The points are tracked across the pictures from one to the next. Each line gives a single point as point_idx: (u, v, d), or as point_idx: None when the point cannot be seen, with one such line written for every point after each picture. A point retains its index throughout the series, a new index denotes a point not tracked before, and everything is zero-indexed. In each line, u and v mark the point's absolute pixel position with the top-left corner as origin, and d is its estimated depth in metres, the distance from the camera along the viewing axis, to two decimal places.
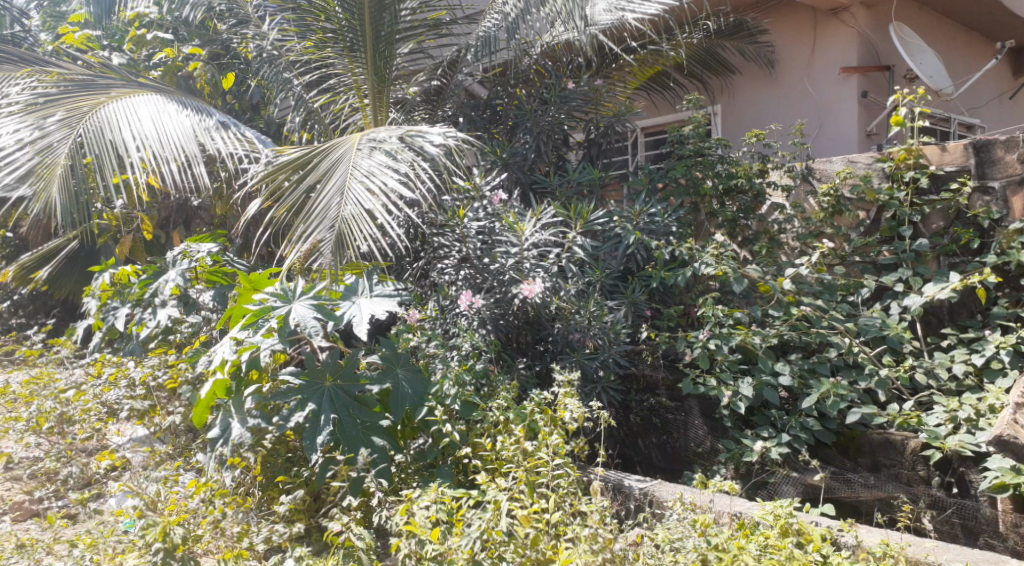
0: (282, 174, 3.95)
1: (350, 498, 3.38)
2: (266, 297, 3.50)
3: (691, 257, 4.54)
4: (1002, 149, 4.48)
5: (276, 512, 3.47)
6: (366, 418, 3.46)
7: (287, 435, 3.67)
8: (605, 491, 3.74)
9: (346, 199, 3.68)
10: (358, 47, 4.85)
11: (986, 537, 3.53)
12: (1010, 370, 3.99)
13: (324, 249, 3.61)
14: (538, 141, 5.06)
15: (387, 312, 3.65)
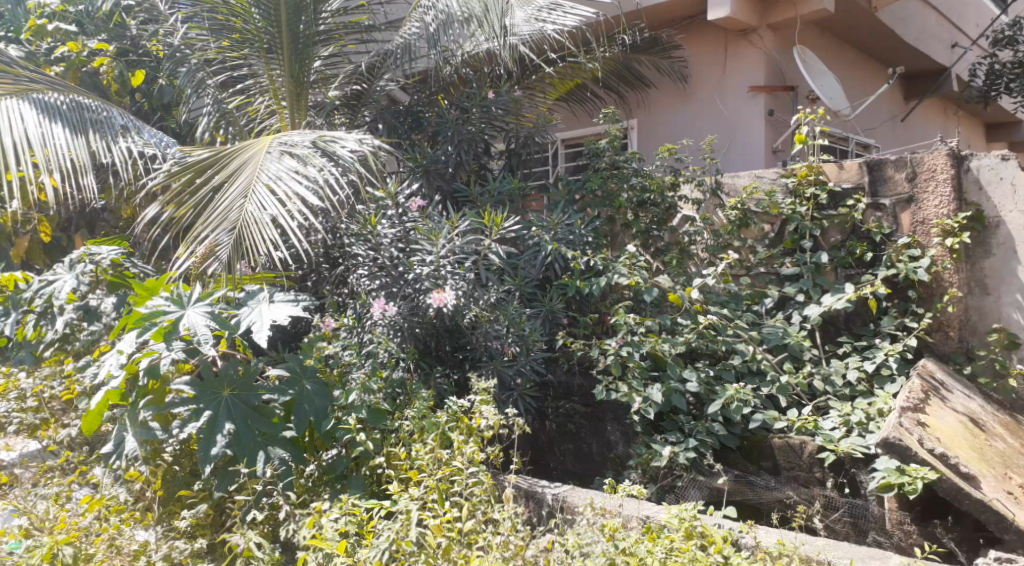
0: (188, 174, 3.88)
1: (253, 512, 3.35)
2: (158, 303, 3.46)
3: (606, 267, 4.67)
4: (892, 168, 4.74)
5: (176, 528, 3.38)
6: (266, 427, 3.42)
7: (191, 446, 3.63)
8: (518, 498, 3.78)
9: (249, 200, 3.67)
10: (276, 49, 4.81)
11: (874, 534, 3.69)
12: (898, 376, 4.29)
13: (221, 252, 3.60)
14: (459, 151, 5.04)
15: (287, 318, 3.61)
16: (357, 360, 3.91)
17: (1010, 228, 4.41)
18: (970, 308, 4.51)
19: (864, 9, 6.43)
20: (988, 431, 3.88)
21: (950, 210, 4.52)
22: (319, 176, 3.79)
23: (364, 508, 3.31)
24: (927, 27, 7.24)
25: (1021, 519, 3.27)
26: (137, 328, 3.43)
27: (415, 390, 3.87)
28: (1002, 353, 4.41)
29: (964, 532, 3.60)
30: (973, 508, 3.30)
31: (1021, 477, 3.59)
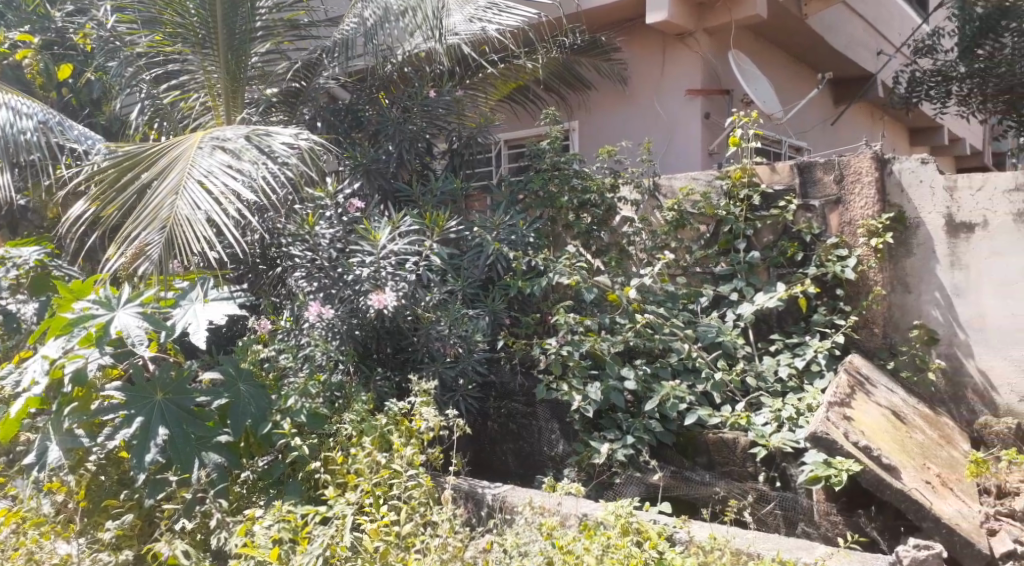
0: (115, 172, 3.85)
1: (184, 521, 3.31)
2: (87, 306, 3.40)
3: (547, 267, 4.73)
4: (821, 171, 4.90)
5: (100, 540, 3.32)
6: (202, 431, 3.37)
7: (119, 455, 3.54)
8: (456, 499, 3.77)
9: (180, 198, 3.61)
10: (210, 44, 4.71)
11: (803, 525, 3.80)
12: (827, 373, 4.43)
13: (152, 253, 3.53)
14: (401, 150, 4.99)
15: (224, 317, 3.60)
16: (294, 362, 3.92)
17: (929, 228, 4.59)
18: (893, 306, 4.69)
19: (796, 16, 6.61)
20: (909, 424, 4.03)
21: (875, 212, 4.68)
22: (254, 170, 3.75)
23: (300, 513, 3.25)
24: (855, 36, 7.50)
25: (938, 507, 3.39)
26: (62, 334, 3.40)
27: (354, 393, 3.85)
28: (923, 348, 4.58)
29: (886, 521, 3.72)
30: (894, 497, 3.38)
31: (939, 467, 3.75)
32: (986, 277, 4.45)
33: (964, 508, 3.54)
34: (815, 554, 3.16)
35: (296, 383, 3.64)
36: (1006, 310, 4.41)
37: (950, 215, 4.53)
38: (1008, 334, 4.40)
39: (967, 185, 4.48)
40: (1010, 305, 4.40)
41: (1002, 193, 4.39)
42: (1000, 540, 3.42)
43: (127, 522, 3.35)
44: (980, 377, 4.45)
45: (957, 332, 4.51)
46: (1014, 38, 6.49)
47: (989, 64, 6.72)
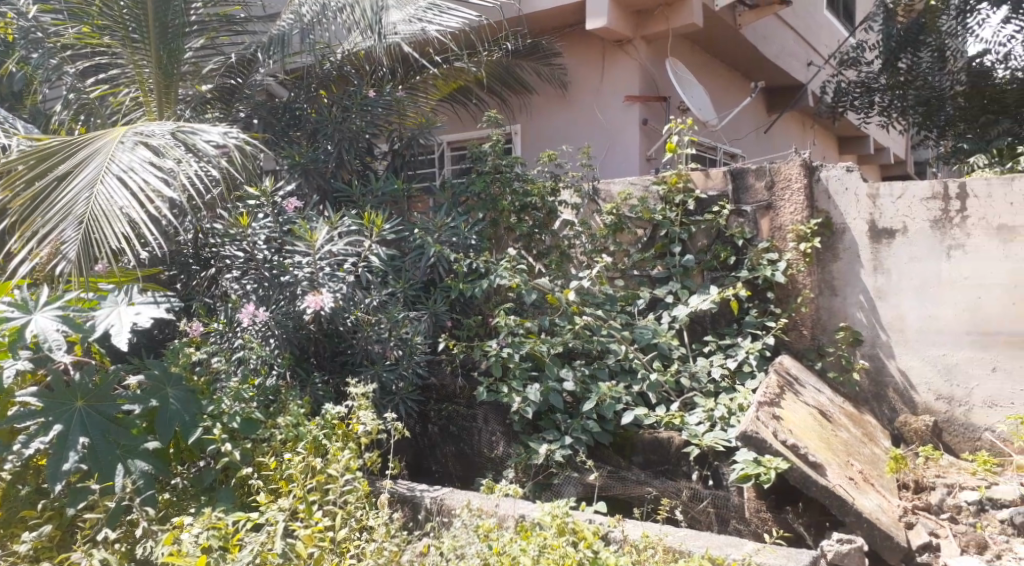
0: (22, 161, 3.63)
1: (106, 531, 3.17)
2: (2, 308, 3.31)
3: (488, 269, 4.75)
4: (753, 177, 5.00)
5: (16, 553, 3.18)
6: (126, 439, 3.30)
7: (36, 463, 3.45)
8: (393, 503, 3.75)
9: (96, 193, 3.55)
10: (142, 38, 4.62)
11: (734, 522, 3.91)
12: (758, 373, 4.56)
13: (68, 251, 3.46)
14: (340, 150, 4.91)
15: (149, 320, 3.58)
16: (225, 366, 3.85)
17: (854, 234, 4.77)
18: (821, 308, 4.84)
19: (730, 24, 6.78)
20: (834, 422, 4.18)
21: (804, 217, 4.82)
22: (175, 168, 3.69)
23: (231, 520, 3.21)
24: (787, 46, 7.73)
25: (859, 502, 3.50)
26: None
27: (290, 398, 3.81)
28: (848, 350, 4.75)
29: (813, 517, 3.82)
30: (820, 494, 3.46)
31: (862, 464, 3.89)
32: (906, 281, 4.64)
33: (884, 502, 3.68)
34: (744, 550, 3.22)
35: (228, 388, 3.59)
36: (924, 313, 4.60)
37: (873, 221, 4.71)
38: (926, 336, 4.59)
39: (888, 192, 4.67)
40: (927, 308, 4.59)
41: (920, 201, 4.59)
42: (916, 533, 3.57)
43: (47, 533, 3.24)
44: (900, 376, 4.64)
45: (879, 334, 4.70)
46: (932, 54, 6.82)
47: (908, 78, 7.03)
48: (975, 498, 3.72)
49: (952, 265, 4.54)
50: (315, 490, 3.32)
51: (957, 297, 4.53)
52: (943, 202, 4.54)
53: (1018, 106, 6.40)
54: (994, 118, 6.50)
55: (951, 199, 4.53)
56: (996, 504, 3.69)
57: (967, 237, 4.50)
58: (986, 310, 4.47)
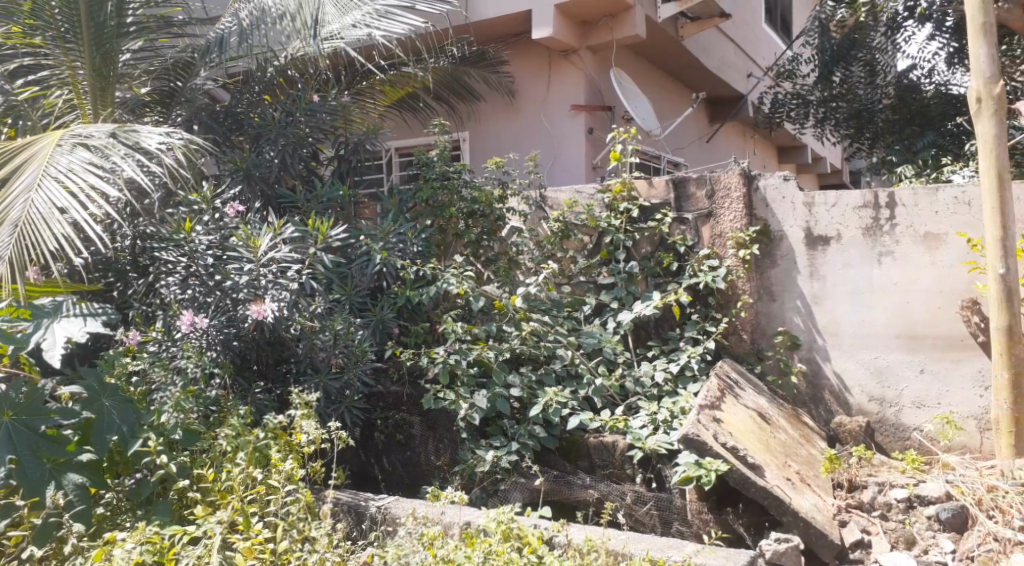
0: None
1: (32, 551, 3.13)
2: None
3: (436, 276, 4.72)
4: (694, 186, 5.11)
5: None
6: (59, 455, 3.15)
7: None
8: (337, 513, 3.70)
9: (35, 197, 3.44)
10: (74, 37, 4.53)
11: (677, 525, 3.95)
12: (699, 377, 4.66)
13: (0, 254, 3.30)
14: (284, 154, 4.84)
15: (84, 334, 3.60)
16: (165, 375, 3.76)
17: (791, 241, 4.90)
18: (760, 313, 4.96)
19: (673, 36, 6.95)
20: (773, 424, 4.28)
21: (742, 225, 4.94)
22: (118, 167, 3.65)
23: (166, 535, 3.14)
24: (727, 59, 7.93)
25: (796, 502, 3.60)
26: None
27: (231, 408, 3.78)
28: (786, 353, 4.88)
29: (752, 517, 3.92)
30: (759, 493, 3.55)
31: (799, 465, 3.99)
32: (840, 286, 4.79)
33: (819, 500, 3.80)
34: (685, 552, 3.28)
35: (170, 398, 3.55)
36: (856, 317, 4.76)
37: (808, 228, 4.85)
38: (858, 340, 4.75)
39: (823, 201, 4.82)
40: (860, 312, 4.75)
41: (852, 209, 4.76)
42: (849, 530, 3.69)
43: None
44: (835, 379, 4.79)
45: (816, 337, 4.84)
46: (863, 68, 7.04)
47: (840, 91, 7.22)
48: (904, 495, 3.81)
49: (882, 271, 4.70)
50: (256, 500, 3.33)
51: (887, 302, 4.69)
52: (874, 210, 4.71)
53: (941, 119, 6.69)
54: (920, 130, 6.75)
55: (881, 208, 4.70)
56: (924, 501, 3.79)
57: (896, 244, 4.67)
58: (914, 315, 4.64)
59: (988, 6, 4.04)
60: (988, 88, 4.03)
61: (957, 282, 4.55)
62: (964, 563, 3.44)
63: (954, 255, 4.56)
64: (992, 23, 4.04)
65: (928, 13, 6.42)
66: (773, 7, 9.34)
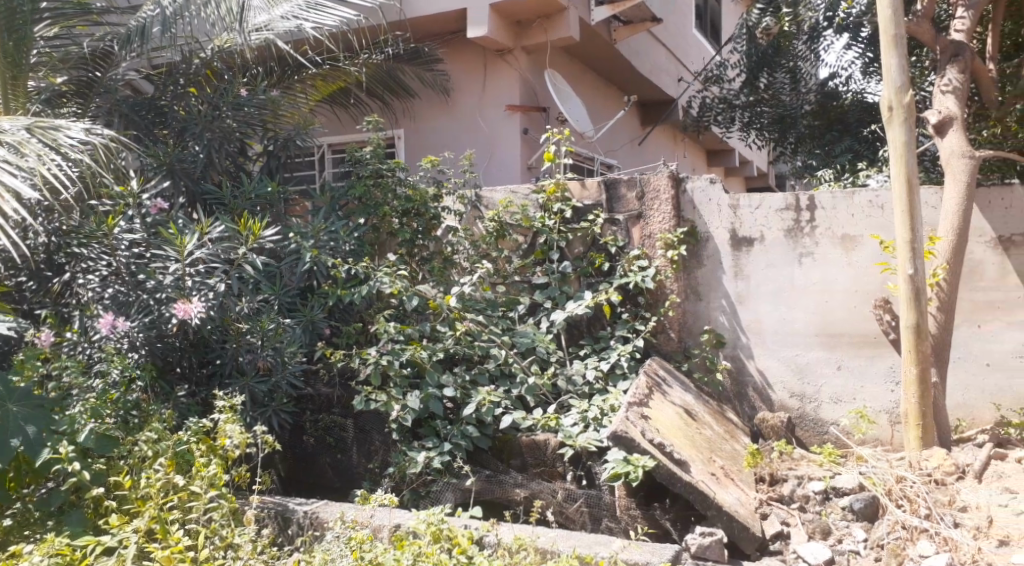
0: None
1: None
2: None
3: (368, 275, 4.68)
4: (625, 187, 5.18)
5: None
6: None
7: None
8: (263, 519, 3.64)
9: None
10: None
11: (607, 521, 4.00)
12: (629, 375, 4.74)
13: None
14: (210, 149, 4.75)
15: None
16: (79, 382, 3.56)
17: (716, 243, 5.03)
18: (686, 312, 5.08)
19: (606, 39, 7.07)
20: (699, 421, 4.39)
21: (670, 226, 5.04)
22: (34, 165, 3.50)
23: (77, 546, 3.06)
24: (658, 63, 8.10)
25: (720, 496, 3.69)
26: None
27: (153, 413, 3.71)
28: (712, 350, 5.00)
29: (679, 512, 3.94)
30: (686, 489, 3.63)
31: (723, 461, 4.10)
32: (763, 287, 4.94)
33: (743, 496, 3.90)
34: (612, 548, 3.34)
35: (86, 402, 3.38)
36: (778, 316, 4.91)
37: (733, 230, 4.99)
38: (780, 338, 4.90)
39: (747, 204, 4.96)
40: (782, 311, 4.90)
41: (775, 212, 4.91)
42: (770, 523, 3.81)
43: None
44: (758, 375, 4.93)
45: (740, 336, 4.98)
46: (786, 75, 7.25)
47: (766, 96, 7.45)
48: (820, 488, 3.93)
49: (803, 272, 4.87)
50: (175, 507, 3.27)
51: (807, 302, 4.86)
52: (795, 213, 4.87)
53: (858, 126, 6.85)
54: (838, 136, 6.95)
55: (802, 210, 4.86)
56: (839, 493, 3.92)
57: (815, 245, 4.84)
58: (832, 314, 4.82)
59: (898, 18, 4.21)
60: (899, 97, 4.20)
61: (872, 283, 4.74)
62: (875, 552, 3.57)
63: (868, 257, 4.76)
64: (902, 35, 4.22)
65: (845, 22, 6.48)
66: (703, 12, 9.55)
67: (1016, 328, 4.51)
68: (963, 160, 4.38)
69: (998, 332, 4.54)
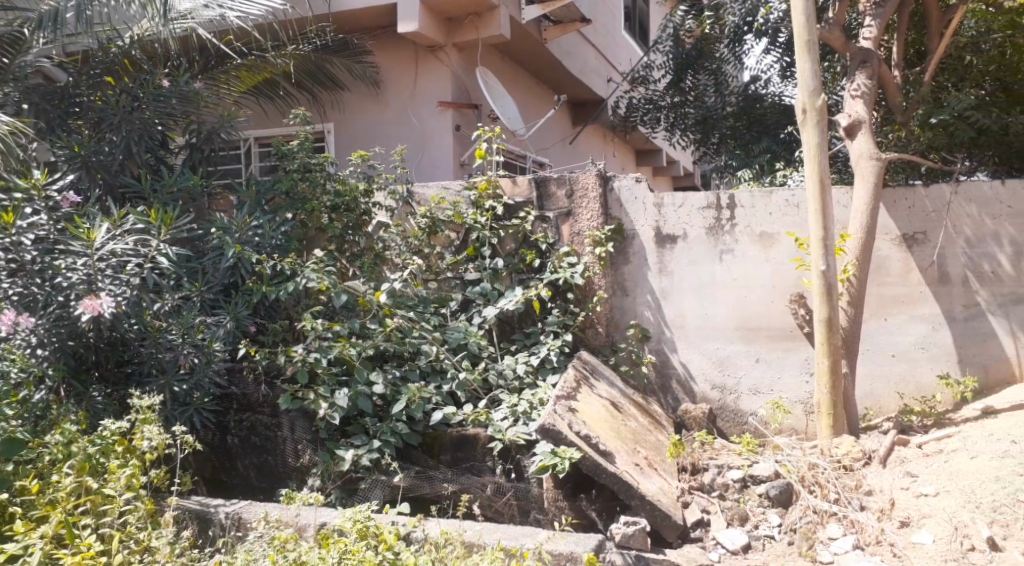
0: None
1: None
2: None
3: (294, 271, 4.63)
4: (555, 185, 5.24)
5: None
6: None
7: None
8: (182, 521, 3.57)
9: None
10: None
11: (535, 514, 4.07)
12: (558, 369, 4.81)
13: None
14: (128, 141, 4.61)
15: None
16: None
17: (642, 240, 5.15)
18: (614, 307, 5.17)
19: (537, 38, 7.13)
20: (624, 413, 4.49)
21: (599, 223, 5.13)
22: None
23: None
24: (588, 63, 8.22)
25: (643, 486, 3.79)
26: None
27: (61, 415, 3.61)
28: (638, 345, 5.12)
29: (604, 502, 4.02)
30: (610, 479, 3.71)
31: (647, 451, 4.21)
32: (687, 283, 5.08)
33: (665, 484, 4.01)
34: (537, 539, 3.39)
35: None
36: (701, 311, 5.05)
37: (658, 227, 5.12)
38: (702, 332, 5.05)
39: (671, 202, 5.10)
40: (704, 306, 5.05)
41: (698, 210, 5.06)
42: (691, 511, 3.93)
43: None
44: (682, 368, 5.07)
45: (664, 330, 5.10)
46: (709, 77, 7.45)
47: (690, 96, 7.63)
48: (739, 475, 4.09)
49: (723, 268, 5.02)
50: (88, 512, 3.20)
51: (728, 298, 5.01)
52: (716, 211, 5.02)
53: (777, 128, 7.08)
54: (757, 137, 7.13)
55: (722, 209, 5.02)
56: (756, 480, 4.07)
57: (736, 242, 5.00)
58: (751, 309, 4.98)
59: (812, 25, 4.38)
60: (812, 101, 4.36)
61: (789, 279, 4.92)
62: (788, 536, 3.75)
63: (785, 254, 4.94)
64: (816, 41, 4.39)
65: (763, 28, 6.71)
66: (631, 14, 9.75)
67: (919, 320, 4.75)
68: (871, 162, 4.58)
69: (902, 324, 4.77)
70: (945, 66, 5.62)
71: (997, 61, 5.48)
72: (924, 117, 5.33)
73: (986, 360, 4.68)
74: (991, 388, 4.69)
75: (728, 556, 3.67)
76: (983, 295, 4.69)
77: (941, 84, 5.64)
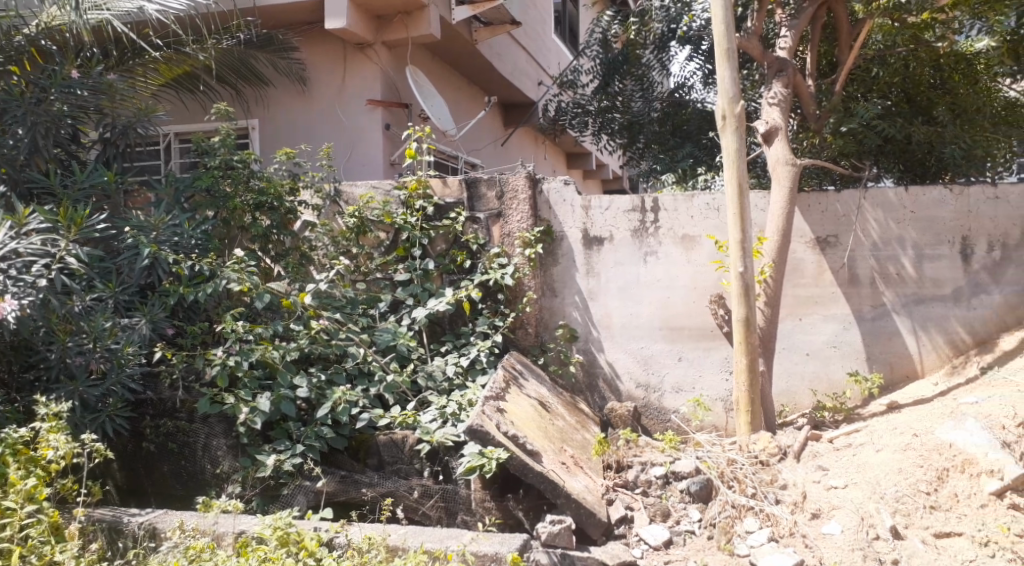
0: None
1: None
2: None
3: (214, 272, 4.53)
4: (485, 186, 5.23)
5: None
6: None
7: None
8: (91, 533, 3.44)
9: None
10: None
11: (462, 515, 4.07)
12: (488, 370, 4.81)
13: None
14: (34, 135, 4.43)
15: None
16: None
17: (570, 241, 5.20)
18: (543, 308, 5.21)
19: (467, 39, 7.15)
20: (552, 413, 4.52)
21: (528, 225, 5.16)
22: None
23: None
24: (519, 65, 8.26)
25: (568, 485, 3.83)
26: None
27: None
28: (566, 345, 5.17)
29: (531, 502, 3.99)
30: (537, 479, 3.73)
31: (573, 449, 4.26)
32: (612, 284, 5.15)
33: (590, 482, 4.06)
34: (461, 541, 3.39)
35: None
36: (626, 311, 5.13)
37: (585, 229, 5.18)
38: (628, 332, 5.13)
39: (598, 204, 5.16)
40: (629, 307, 5.13)
41: (623, 212, 5.14)
42: (615, 508, 3.98)
43: None
44: (609, 367, 5.14)
45: (592, 330, 5.17)
46: (635, 82, 7.57)
47: (618, 101, 7.68)
48: (661, 472, 4.15)
49: (647, 270, 5.11)
50: None
51: (652, 298, 5.11)
52: (641, 214, 5.11)
53: (698, 133, 7.25)
54: (680, 142, 7.29)
55: (647, 212, 5.11)
56: (677, 477, 4.13)
57: (659, 245, 5.10)
58: (674, 309, 5.09)
59: (730, 33, 4.49)
60: (731, 107, 4.48)
61: (710, 280, 5.04)
62: (707, 530, 3.83)
63: (706, 255, 5.06)
64: (734, 49, 4.51)
65: (687, 35, 7.13)
66: (561, 17, 9.84)
67: (832, 320, 4.92)
68: (787, 167, 4.73)
69: (816, 324, 4.93)
70: (854, 78, 5.85)
71: (900, 72, 5.68)
72: (835, 126, 5.48)
73: (891, 358, 4.89)
74: (896, 384, 4.90)
75: (649, 552, 3.74)
76: (889, 296, 4.88)
77: (851, 94, 5.86)
